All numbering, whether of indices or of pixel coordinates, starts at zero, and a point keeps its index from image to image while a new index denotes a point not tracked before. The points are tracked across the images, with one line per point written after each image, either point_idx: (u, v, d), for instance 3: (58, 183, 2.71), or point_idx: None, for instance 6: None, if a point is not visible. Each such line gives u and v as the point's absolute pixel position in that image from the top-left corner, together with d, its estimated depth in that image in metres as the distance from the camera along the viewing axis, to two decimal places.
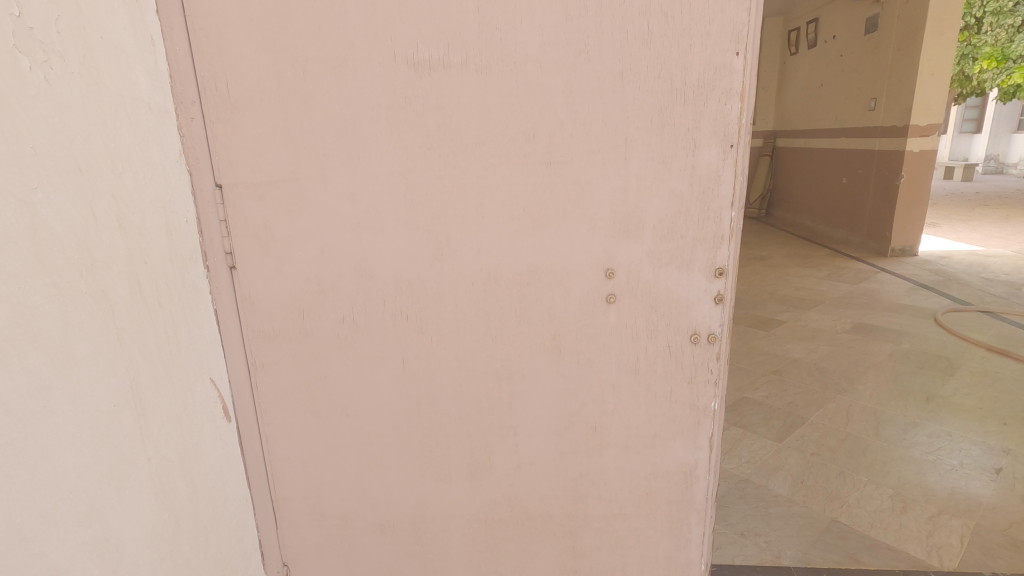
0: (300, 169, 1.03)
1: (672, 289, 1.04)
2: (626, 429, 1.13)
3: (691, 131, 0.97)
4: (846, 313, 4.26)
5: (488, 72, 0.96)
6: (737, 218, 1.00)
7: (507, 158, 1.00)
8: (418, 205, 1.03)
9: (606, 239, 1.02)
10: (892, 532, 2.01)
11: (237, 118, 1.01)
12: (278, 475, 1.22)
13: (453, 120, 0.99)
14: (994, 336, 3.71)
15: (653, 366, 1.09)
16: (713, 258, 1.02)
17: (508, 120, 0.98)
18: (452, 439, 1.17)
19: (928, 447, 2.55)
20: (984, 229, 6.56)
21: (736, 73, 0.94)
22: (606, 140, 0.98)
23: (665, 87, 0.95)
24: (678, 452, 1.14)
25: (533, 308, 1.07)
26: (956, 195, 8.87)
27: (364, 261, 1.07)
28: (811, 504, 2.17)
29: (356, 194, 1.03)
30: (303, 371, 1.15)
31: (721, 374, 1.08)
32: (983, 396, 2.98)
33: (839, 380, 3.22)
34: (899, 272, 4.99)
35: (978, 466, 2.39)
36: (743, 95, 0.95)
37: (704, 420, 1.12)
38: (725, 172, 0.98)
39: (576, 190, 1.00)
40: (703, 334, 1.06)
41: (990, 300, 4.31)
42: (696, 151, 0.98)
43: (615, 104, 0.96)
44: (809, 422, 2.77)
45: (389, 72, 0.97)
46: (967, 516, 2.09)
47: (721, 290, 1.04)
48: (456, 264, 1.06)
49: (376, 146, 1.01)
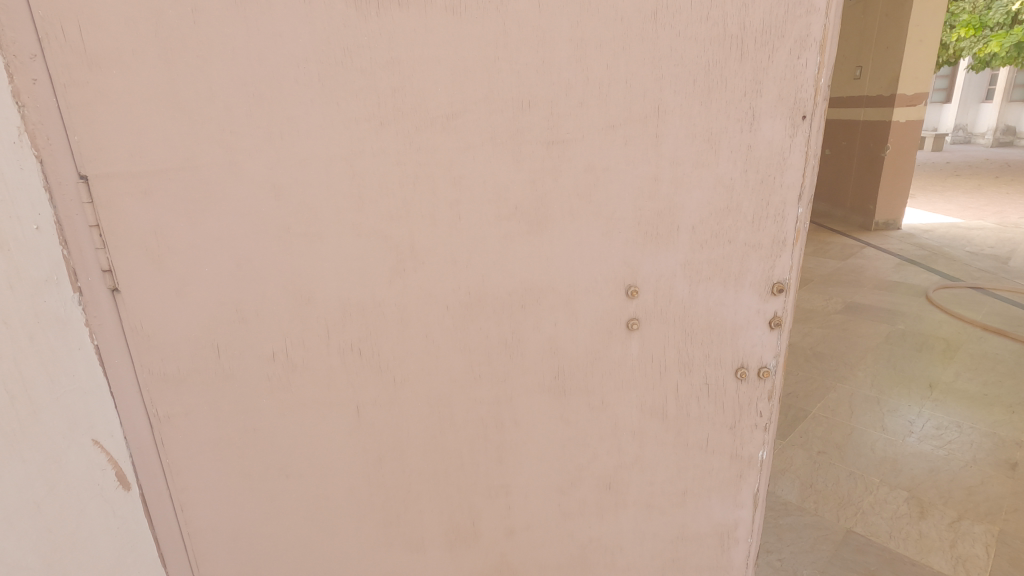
0: (200, 151, 0.72)
1: (714, 311, 0.78)
2: (648, 486, 0.88)
3: (748, 96, 0.69)
4: (836, 291, 4.08)
5: (461, 11, 0.67)
6: (805, 216, 0.73)
7: (493, 135, 0.71)
8: (368, 203, 0.74)
9: (627, 245, 0.75)
10: (912, 543, 1.84)
11: (102, 79, 0.70)
12: (201, 549, 0.94)
13: (414, 82, 0.69)
14: (989, 314, 3.56)
15: (685, 409, 0.84)
16: (771, 270, 0.76)
17: (491, 83, 0.69)
18: (426, 501, 0.91)
19: (937, 441, 2.38)
20: (962, 199, 6.47)
21: (816, 12, 0.65)
22: (630, 109, 0.70)
23: (715, 33, 0.67)
24: (713, 511, 0.90)
25: (529, 338, 0.80)
26: (931, 164, 8.76)
27: (298, 279, 0.78)
28: (823, 512, 1.99)
29: (281, 188, 0.74)
30: (223, 422, 0.86)
31: (773, 416, 0.83)
32: (987, 380, 2.83)
33: (837, 367, 3.04)
34: (885, 246, 4.84)
35: (992, 462, 2.23)
36: (825, 43, 0.66)
37: (747, 473, 0.87)
38: (792, 154, 0.71)
39: (587, 179, 0.73)
40: (752, 368, 0.81)
41: (978, 275, 4.17)
42: (754, 125, 0.70)
43: (643, 58, 0.68)
44: (811, 415, 2.60)
45: (320, 10, 0.67)
46: (989, 521, 1.93)
47: (778, 311, 0.78)
48: (424, 280, 0.78)
49: (305, 120, 0.71)
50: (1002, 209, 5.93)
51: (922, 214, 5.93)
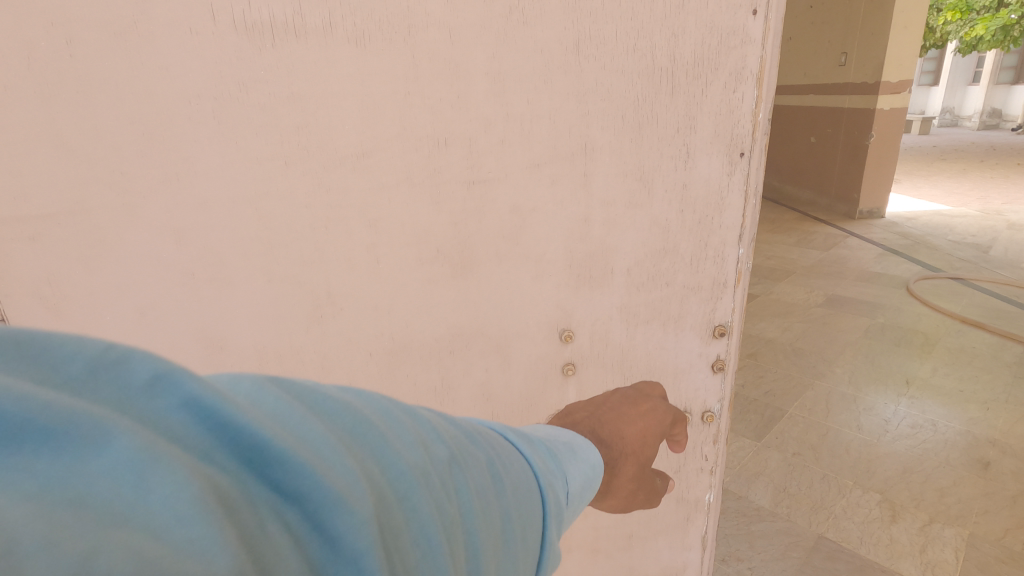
0: (90, 194, 0.65)
1: (654, 355, 0.74)
2: (592, 530, 0.85)
3: (682, 132, 0.64)
4: (817, 282, 3.67)
5: (366, 41, 0.61)
6: (746, 257, 0.69)
7: (409, 175, 0.66)
8: (278, 248, 0.69)
9: (559, 289, 0.71)
10: (883, 549, 1.62)
11: None
12: None
13: (321, 119, 0.64)
14: (968, 307, 3.23)
15: None
16: (712, 313, 0.72)
17: (403, 120, 0.64)
18: None
19: (912, 439, 2.09)
20: (944, 186, 6.27)
21: (751, 43, 0.60)
22: (556, 147, 0.65)
23: (643, 65, 0.61)
24: (661, 554, 0.86)
25: (460, 384, 0.76)
26: (914, 149, 8.42)
27: (208, 326, 0.72)
28: (796, 517, 1.76)
29: (183, 233, 0.68)
30: None
31: (719, 460, 0.79)
32: (963, 375, 2.51)
33: (815, 363, 2.65)
34: (868, 234, 4.48)
35: (964, 459, 1.98)
36: (762, 76, 0.61)
37: (695, 516, 0.83)
38: (730, 193, 0.66)
39: (514, 221, 0.68)
40: (695, 413, 0.77)
41: (960, 264, 3.86)
42: (689, 162, 0.65)
43: (567, 92, 0.62)
44: (788, 415, 2.27)
45: (210, 43, 0.60)
46: (961, 523, 1.70)
47: (721, 354, 0.73)
48: (345, 326, 0.73)
49: (203, 160, 0.65)
50: (984, 195, 5.76)
51: (904, 201, 5.75)
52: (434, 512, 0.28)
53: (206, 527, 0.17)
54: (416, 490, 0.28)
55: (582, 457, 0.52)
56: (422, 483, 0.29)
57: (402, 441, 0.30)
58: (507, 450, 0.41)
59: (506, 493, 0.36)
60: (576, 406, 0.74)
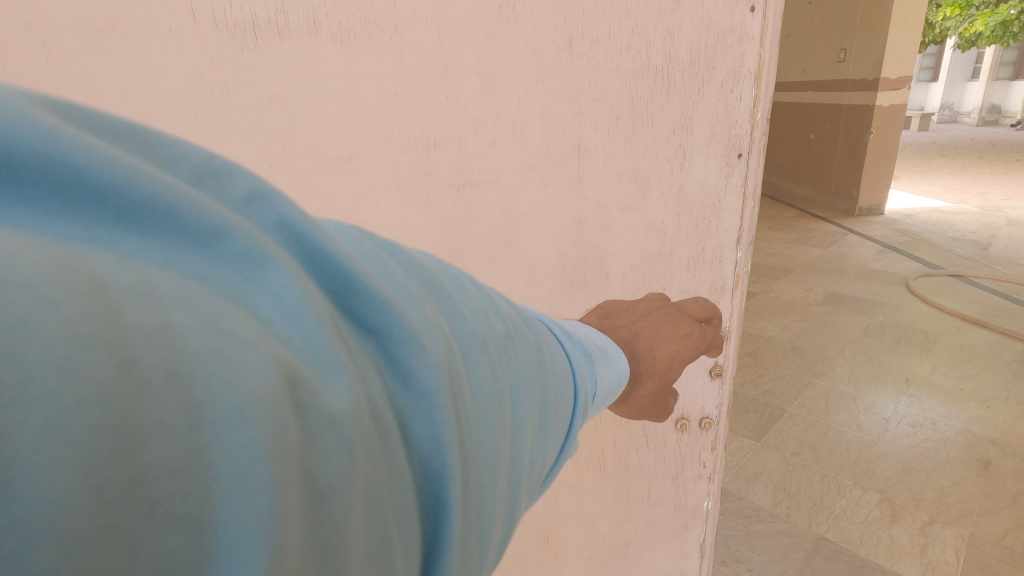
0: None
1: None
2: (588, 538, 0.83)
3: (678, 133, 0.62)
4: (816, 279, 3.64)
5: (351, 40, 0.59)
6: (745, 260, 0.66)
7: (398, 177, 0.64)
8: None
9: (553, 294, 0.69)
10: (883, 550, 1.60)
11: None
12: None
13: (306, 121, 0.62)
14: (968, 304, 3.20)
15: (624, 461, 0.78)
16: None
17: (391, 121, 0.62)
18: None
19: (912, 438, 2.07)
20: (944, 182, 6.24)
21: (749, 41, 0.58)
22: (549, 148, 0.63)
23: (637, 65, 0.60)
24: (658, 562, 0.84)
25: None
26: (913, 145, 8.37)
27: None
28: (795, 518, 1.74)
29: None
30: None
31: (717, 467, 0.77)
32: (963, 374, 2.49)
33: (815, 362, 2.63)
34: (868, 231, 4.45)
35: (965, 458, 1.96)
36: (761, 75, 0.59)
37: (692, 524, 0.81)
38: (727, 195, 0.64)
39: (506, 225, 0.66)
40: (693, 419, 0.75)
41: (960, 262, 3.85)
42: (685, 163, 0.63)
43: (559, 92, 0.61)
44: (787, 414, 2.24)
45: (190, 43, 0.59)
46: (961, 524, 1.68)
47: (719, 360, 0.72)
48: None
49: None
50: (983, 192, 5.73)
51: (904, 198, 5.72)
52: (492, 381, 0.28)
53: (308, 331, 0.19)
54: (477, 356, 0.27)
55: (614, 364, 0.47)
56: (483, 351, 0.28)
57: (467, 303, 0.30)
58: (555, 343, 0.40)
59: (553, 384, 0.35)
60: (614, 309, 0.60)
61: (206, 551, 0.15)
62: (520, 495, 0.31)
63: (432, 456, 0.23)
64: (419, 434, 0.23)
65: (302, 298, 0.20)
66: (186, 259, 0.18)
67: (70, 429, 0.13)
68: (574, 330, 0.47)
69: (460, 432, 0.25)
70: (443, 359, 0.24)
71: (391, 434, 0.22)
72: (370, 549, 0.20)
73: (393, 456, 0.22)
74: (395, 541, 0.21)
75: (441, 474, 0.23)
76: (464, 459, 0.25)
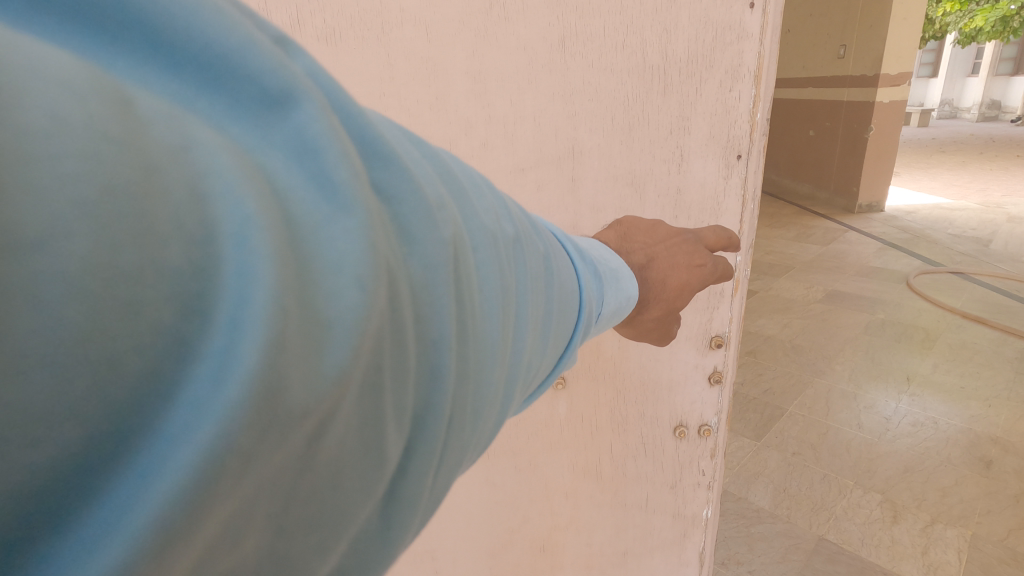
0: None
1: (647, 367, 0.71)
2: (585, 547, 0.82)
3: (675, 134, 0.60)
4: (816, 276, 3.62)
5: (336, 40, 0.58)
6: (745, 264, 0.65)
7: None
8: None
9: None
10: (884, 550, 1.59)
11: None
12: None
13: None
14: (968, 302, 3.18)
15: (621, 469, 0.77)
16: (708, 323, 0.68)
17: None
18: None
19: (913, 437, 2.05)
20: (944, 178, 6.21)
21: (748, 38, 0.56)
22: (542, 150, 0.62)
23: (633, 64, 0.58)
24: (656, 571, 0.82)
25: None
26: (913, 141, 8.33)
27: None
28: (796, 518, 1.72)
29: None
30: None
31: (717, 476, 0.75)
32: (965, 372, 2.48)
33: (815, 360, 2.62)
34: (868, 228, 4.43)
35: (966, 458, 1.94)
36: (761, 74, 0.57)
37: (691, 533, 0.79)
38: (727, 198, 0.61)
39: None
40: (692, 426, 0.73)
41: (960, 258, 3.82)
42: (683, 165, 0.61)
43: (552, 92, 0.59)
44: (788, 414, 2.22)
45: None
46: (963, 525, 1.67)
47: (718, 366, 0.70)
48: None
49: None
50: (983, 189, 5.70)
51: (904, 195, 5.70)
52: (498, 273, 0.27)
53: (320, 173, 0.19)
54: (485, 246, 0.27)
55: (622, 287, 0.46)
56: (491, 246, 0.27)
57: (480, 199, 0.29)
58: (567, 258, 0.39)
59: (557, 295, 0.34)
60: (633, 226, 0.56)
61: (183, 358, 0.15)
62: (515, 391, 0.31)
63: (434, 329, 0.22)
64: (427, 305, 0.22)
65: (324, 137, 0.19)
66: (202, 85, 0.17)
67: (51, 205, 0.13)
68: (589, 248, 0.46)
69: (461, 313, 0.24)
70: (450, 242, 0.24)
71: (404, 300, 0.21)
72: (366, 403, 0.19)
73: (402, 318, 0.20)
74: (388, 411, 0.20)
75: (442, 346, 0.23)
76: (463, 337, 0.24)
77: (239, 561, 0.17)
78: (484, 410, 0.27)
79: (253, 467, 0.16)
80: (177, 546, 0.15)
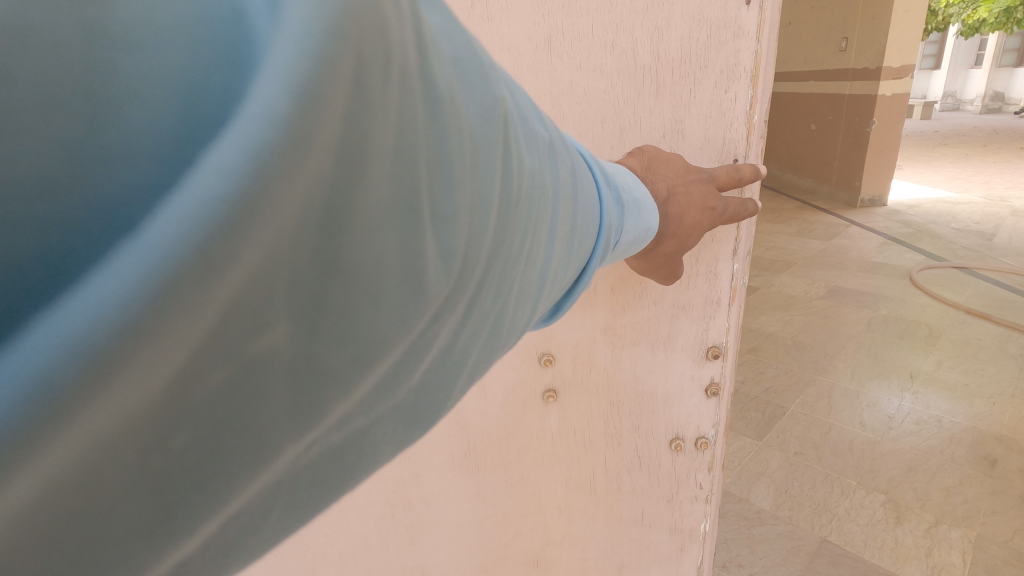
0: None
1: (642, 379, 0.68)
2: (580, 562, 0.79)
3: (669, 137, 0.57)
4: (818, 272, 3.58)
5: None
6: (742, 272, 0.63)
7: None
8: None
9: None
10: (887, 552, 1.56)
11: None
12: None
13: None
14: (972, 297, 3.14)
15: (616, 483, 0.74)
16: (705, 333, 0.66)
17: None
18: None
19: (916, 436, 2.02)
20: (948, 171, 6.14)
21: (745, 35, 0.53)
22: None
23: (624, 64, 0.55)
24: None
25: None
26: (917, 134, 8.24)
27: None
28: (798, 519, 1.69)
29: None
30: None
31: (715, 489, 0.73)
32: (969, 369, 2.44)
33: (817, 357, 2.58)
34: (871, 222, 4.38)
35: (970, 457, 1.91)
36: (758, 74, 0.54)
37: (689, 546, 0.77)
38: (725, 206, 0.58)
39: None
40: (688, 439, 0.70)
41: (964, 253, 3.78)
42: None
43: (539, 94, 0.57)
44: (789, 413, 2.19)
45: None
46: (968, 525, 1.64)
47: (715, 378, 0.67)
48: None
49: None
50: (988, 181, 5.64)
51: (907, 188, 5.64)
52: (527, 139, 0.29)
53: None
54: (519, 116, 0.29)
55: (644, 218, 0.45)
56: (526, 129, 0.30)
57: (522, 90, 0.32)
58: (591, 180, 0.39)
59: (581, 204, 0.36)
60: (657, 157, 0.53)
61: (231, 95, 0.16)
62: (540, 266, 0.32)
63: (478, 178, 0.25)
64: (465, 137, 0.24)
65: None
66: None
67: None
68: (614, 174, 0.45)
69: (498, 175, 0.26)
70: (498, 108, 0.27)
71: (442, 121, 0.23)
72: (396, 222, 0.21)
73: (439, 147, 0.23)
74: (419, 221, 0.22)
75: (483, 198, 0.25)
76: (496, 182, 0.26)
77: (275, 336, 0.19)
78: (507, 276, 0.29)
79: (281, 226, 0.17)
80: (211, 285, 0.16)
